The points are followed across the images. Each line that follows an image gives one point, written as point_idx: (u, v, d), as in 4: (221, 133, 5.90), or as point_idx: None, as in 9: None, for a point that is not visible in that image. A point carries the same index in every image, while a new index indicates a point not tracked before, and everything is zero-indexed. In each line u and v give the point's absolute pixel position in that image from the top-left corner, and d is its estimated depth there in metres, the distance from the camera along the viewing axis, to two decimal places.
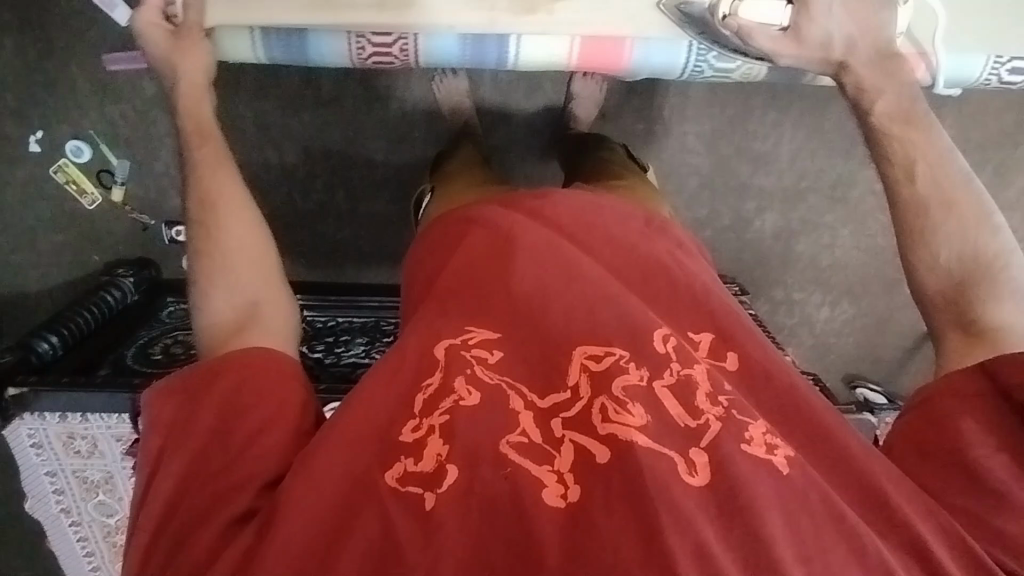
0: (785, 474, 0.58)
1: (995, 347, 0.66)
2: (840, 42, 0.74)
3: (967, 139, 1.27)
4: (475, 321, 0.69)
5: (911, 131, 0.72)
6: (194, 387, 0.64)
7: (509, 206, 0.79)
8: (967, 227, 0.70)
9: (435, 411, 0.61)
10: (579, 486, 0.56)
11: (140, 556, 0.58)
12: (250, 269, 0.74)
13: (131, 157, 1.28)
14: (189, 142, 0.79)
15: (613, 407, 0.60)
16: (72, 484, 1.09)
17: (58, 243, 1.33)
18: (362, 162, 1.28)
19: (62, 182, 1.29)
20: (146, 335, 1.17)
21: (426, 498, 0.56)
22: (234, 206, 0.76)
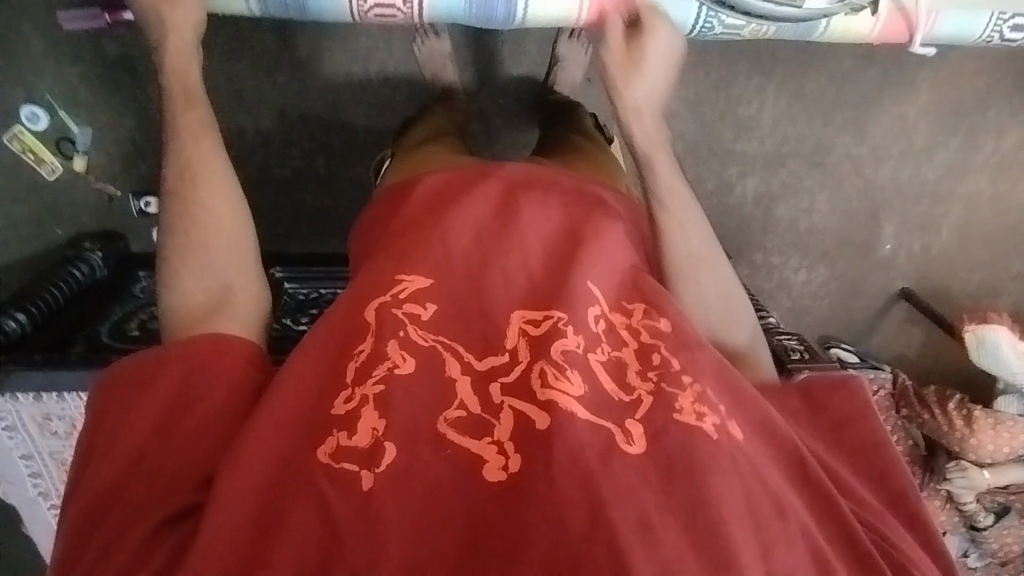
0: (715, 440, 0.57)
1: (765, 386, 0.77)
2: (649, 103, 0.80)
3: (941, 103, 1.30)
4: (406, 271, 0.68)
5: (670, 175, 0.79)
6: (136, 378, 0.61)
7: (466, 175, 0.78)
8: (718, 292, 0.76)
9: (368, 380, 0.60)
10: (519, 455, 0.55)
11: (74, 548, 0.55)
12: (224, 249, 0.70)
13: (91, 124, 1.20)
14: (172, 103, 0.75)
15: (552, 373, 0.59)
16: (50, 466, 1.05)
17: (17, 216, 1.26)
18: (341, 129, 1.24)
19: (18, 151, 1.21)
20: (120, 311, 1.12)
21: (363, 478, 0.54)
22: (214, 179, 0.73)
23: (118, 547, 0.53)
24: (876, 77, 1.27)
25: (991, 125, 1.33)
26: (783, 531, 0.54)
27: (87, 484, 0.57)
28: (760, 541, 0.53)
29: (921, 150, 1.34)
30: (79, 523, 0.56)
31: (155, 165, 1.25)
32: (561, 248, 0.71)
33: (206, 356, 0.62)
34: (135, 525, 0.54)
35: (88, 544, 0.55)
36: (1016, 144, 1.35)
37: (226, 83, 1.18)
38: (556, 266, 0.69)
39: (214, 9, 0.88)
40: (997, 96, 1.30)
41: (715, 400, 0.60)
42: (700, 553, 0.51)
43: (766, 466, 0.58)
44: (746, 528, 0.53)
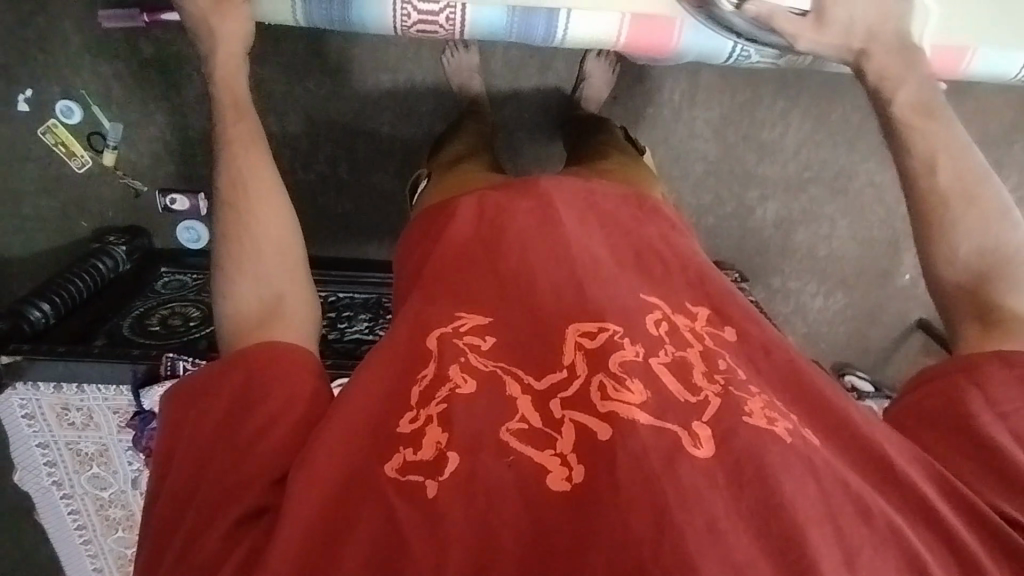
0: (790, 442, 0.57)
1: (1015, 334, 0.66)
2: (862, 31, 0.74)
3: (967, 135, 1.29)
4: (466, 308, 0.69)
5: (933, 122, 0.72)
6: (205, 386, 0.63)
7: (495, 209, 0.78)
8: (989, 221, 0.69)
9: (431, 401, 0.60)
10: (583, 466, 0.55)
11: (154, 562, 0.56)
12: (274, 255, 0.70)
13: (123, 120, 1.22)
14: (223, 115, 0.75)
15: (612, 385, 0.59)
16: (65, 456, 1.06)
17: (46, 207, 1.28)
18: (366, 135, 1.26)
19: (50, 144, 1.23)
20: (141, 306, 1.14)
21: (428, 486, 0.54)
22: (263, 189, 0.72)
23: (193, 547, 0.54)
24: None
25: (1014, 158, 1.33)
26: (868, 535, 0.53)
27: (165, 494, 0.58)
28: (843, 549, 0.51)
29: None
30: (158, 534, 0.57)
31: (183, 163, 1.27)
32: (616, 268, 0.73)
33: (266, 367, 0.63)
34: (207, 527, 0.54)
35: (167, 551, 0.56)
36: None
37: (258, 87, 1.20)
38: (601, 280, 0.70)
39: (261, 19, 0.91)
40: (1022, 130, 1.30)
41: (784, 409, 0.62)
42: (778, 559, 0.49)
43: (844, 469, 0.58)
44: (824, 534, 0.51)
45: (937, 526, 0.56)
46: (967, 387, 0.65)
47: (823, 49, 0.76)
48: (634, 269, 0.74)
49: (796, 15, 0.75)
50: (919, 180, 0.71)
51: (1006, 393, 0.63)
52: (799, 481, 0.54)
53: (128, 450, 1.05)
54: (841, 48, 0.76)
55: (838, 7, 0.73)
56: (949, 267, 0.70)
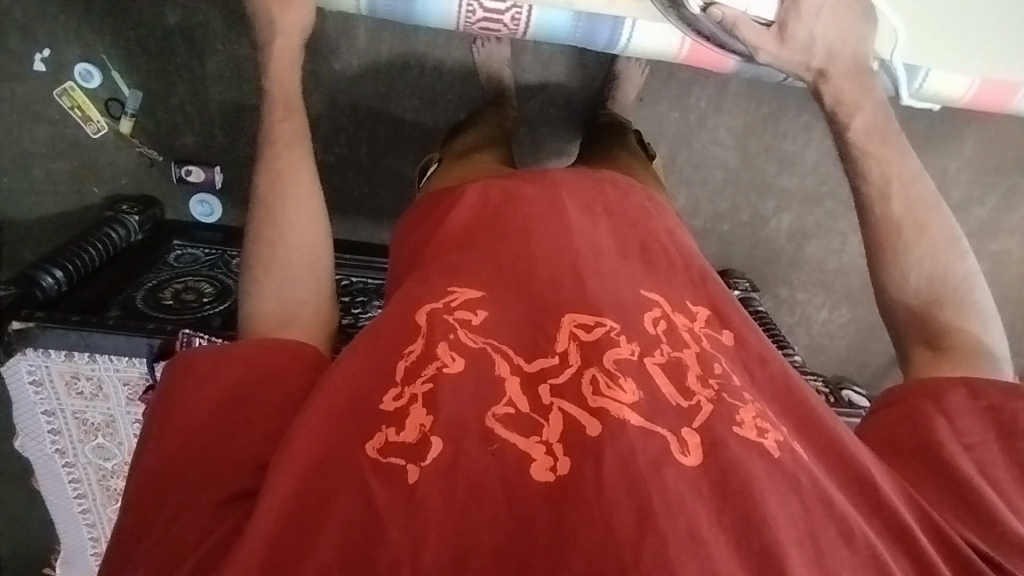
0: (776, 457, 0.56)
1: (961, 364, 0.67)
2: (822, 50, 0.73)
3: (983, 160, 1.30)
4: (458, 284, 0.67)
5: (887, 149, 0.73)
6: (203, 367, 0.59)
7: (506, 195, 0.77)
8: (938, 250, 0.71)
9: (417, 379, 0.58)
10: (569, 458, 0.52)
11: (128, 538, 0.53)
12: (304, 264, 0.66)
13: (143, 88, 1.20)
14: (272, 111, 0.71)
15: (604, 380, 0.57)
16: (70, 425, 1.05)
17: (56, 170, 1.26)
18: (389, 120, 1.24)
19: (66, 107, 1.21)
20: (154, 278, 1.12)
21: (409, 470, 0.52)
22: (301, 194, 0.68)
23: (168, 536, 0.51)
24: (924, 129, 1.26)
25: None
26: (848, 557, 0.52)
27: (147, 468, 0.55)
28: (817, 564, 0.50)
29: (957, 205, 1.34)
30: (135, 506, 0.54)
31: (201, 135, 1.25)
32: (620, 262, 0.71)
33: (265, 358, 0.60)
34: (184, 515, 0.51)
35: (147, 524, 0.53)
36: None
37: None
38: (601, 273, 0.68)
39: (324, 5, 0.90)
40: None
41: (776, 420, 0.60)
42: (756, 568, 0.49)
43: (830, 488, 0.56)
44: (802, 548, 0.51)
45: (909, 548, 0.55)
46: (934, 414, 0.64)
47: (785, 64, 0.76)
48: (639, 263, 0.72)
49: (761, 26, 0.75)
50: (873, 207, 0.72)
51: (972, 424, 0.63)
52: (778, 495, 0.53)
53: (135, 423, 1.05)
54: (800, 69, 0.76)
55: (801, 26, 0.73)
56: (900, 293, 0.71)
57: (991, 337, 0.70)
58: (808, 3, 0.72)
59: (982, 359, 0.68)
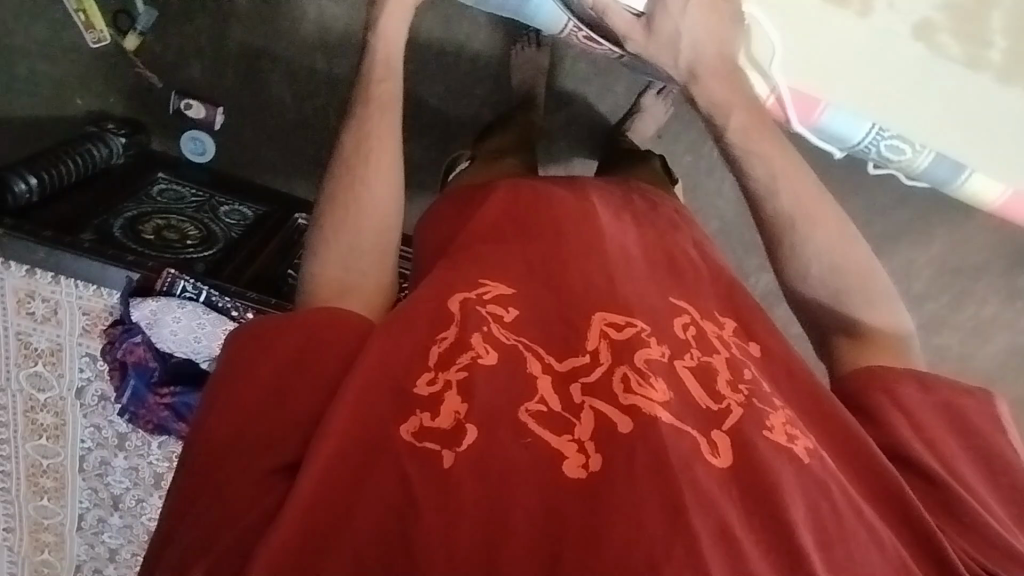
0: (807, 463, 0.50)
1: (881, 354, 0.62)
2: (688, 47, 0.69)
3: (945, 262, 1.36)
4: (489, 274, 0.59)
5: (767, 142, 0.67)
6: (262, 332, 0.54)
7: (538, 193, 0.69)
8: (834, 240, 0.65)
9: (450, 365, 0.51)
10: (601, 455, 0.46)
11: (175, 504, 0.49)
12: (371, 231, 0.62)
13: (160, 9, 1.13)
14: (370, 71, 0.68)
15: (636, 379, 0.50)
16: (11, 346, 0.97)
17: (41, 72, 1.17)
18: (411, 101, 1.22)
19: (71, 8, 1.10)
20: (134, 208, 1.04)
21: (443, 456, 0.46)
22: (374, 162, 0.64)
23: (211, 510, 0.47)
24: (900, 220, 1.32)
25: (976, 293, 1.38)
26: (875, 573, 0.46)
27: (197, 436, 0.50)
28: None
29: (914, 296, 1.39)
30: (183, 473, 0.50)
31: (209, 70, 1.17)
32: (648, 268, 0.63)
33: (317, 327, 0.53)
34: (229, 481, 0.47)
35: (191, 494, 0.48)
36: (992, 316, 1.40)
37: (316, 18, 1.12)
38: (633, 278, 0.60)
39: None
40: (991, 269, 1.36)
41: (804, 428, 0.54)
42: None
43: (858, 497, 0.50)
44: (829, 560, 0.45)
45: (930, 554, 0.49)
46: (889, 410, 0.57)
47: (656, 61, 0.73)
48: (667, 273, 0.64)
49: (631, 15, 0.72)
50: (762, 203, 0.67)
51: (926, 415, 0.57)
52: (807, 502, 0.47)
53: (83, 358, 0.97)
54: (671, 68, 0.71)
55: (665, 18, 0.69)
56: (803, 286, 0.66)
57: (902, 317, 0.65)
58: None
59: (899, 346, 0.63)
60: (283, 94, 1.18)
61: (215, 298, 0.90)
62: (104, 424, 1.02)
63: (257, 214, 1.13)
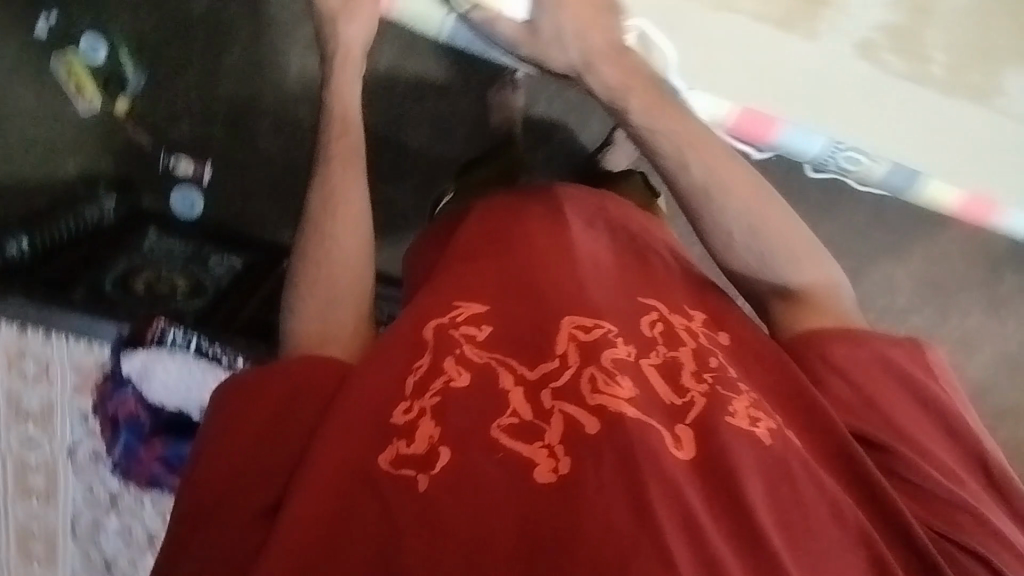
0: (768, 446, 0.52)
1: (815, 310, 0.67)
2: (574, 43, 0.65)
3: (925, 275, 1.38)
4: (464, 296, 0.62)
5: (671, 118, 0.66)
6: (249, 380, 0.55)
7: (512, 210, 0.73)
8: (751, 203, 0.66)
9: (425, 392, 0.54)
10: (569, 457, 0.49)
11: (173, 544, 0.51)
12: (347, 282, 0.65)
13: (149, 74, 1.18)
14: (330, 129, 0.71)
15: (602, 378, 0.53)
16: (2, 408, 0.98)
17: (31, 138, 1.20)
18: (393, 147, 1.26)
19: (63, 77, 1.16)
20: (125, 265, 1.07)
21: (418, 480, 0.48)
22: (352, 202, 0.68)
23: (209, 547, 0.49)
24: (875, 236, 1.36)
25: (960, 305, 1.40)
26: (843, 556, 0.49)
27: (190, 480, 0.52)
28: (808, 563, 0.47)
29: (900, 310, 1.40)
30: (178, 516, 0.51)
31: (197, 128, 1.21)
32: (615, 276, 0.66)
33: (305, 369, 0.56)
34: (225, 521, 0.50)
35: (187, 534, 0.50)
36: (979, 325, 1.41)
37: (298, 74, 1.17)
38: (598, 282, 0.64)
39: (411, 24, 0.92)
40: (970, 281, 1.38)
41: (770, 410, 0.56)
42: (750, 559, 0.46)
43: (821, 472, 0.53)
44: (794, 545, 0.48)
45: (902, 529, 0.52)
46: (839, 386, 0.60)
47: (548, 60, 0.67)
48: (638, 279, 0.67)
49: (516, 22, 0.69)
50: (676, 181, 0.66)
51: (882, 391, 0.60)
52: (767, 485, 0.50)
53: (76, 415, 0.97)
54: (562, 64, 0.66)
55: (547, 16, 0.65)
56: (731, 256, 0.67)
57: (829, 266, 0.68)
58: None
59: (829, 298, 0.67)
60: (268, 147, 1.21)
61: (205, 346, 0.90)
62: (96, 482, 1.00)
63: (245, 265, 1.13)
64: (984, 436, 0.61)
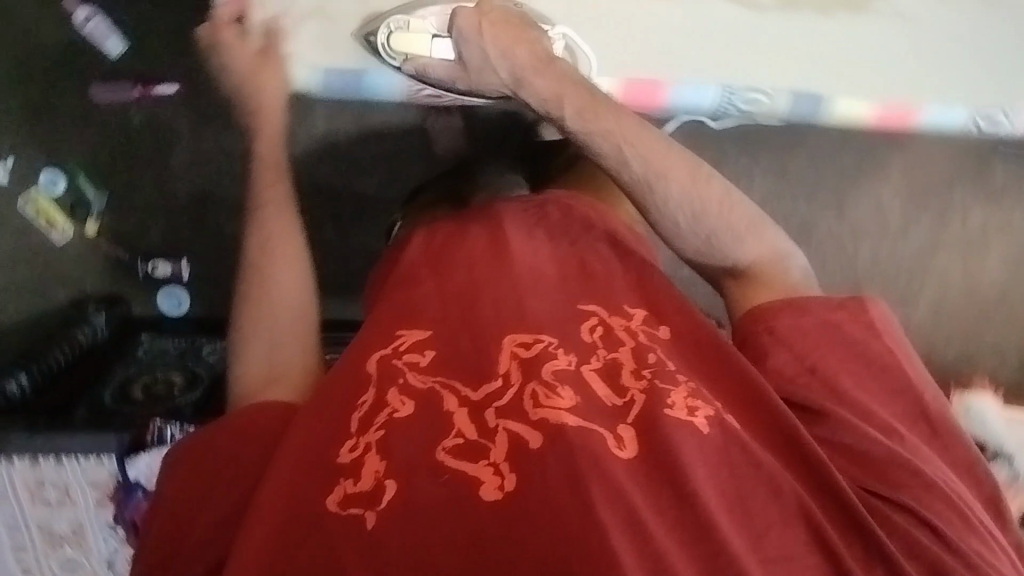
0: (706, 433, 0.59)
1: (763, 286, 0.72)
2: (502, 66, 0.73)
3: (913, 184, 1.41)
4: (405, 326, 0.67)
5: (607, 116, 0.71)
6: (201, 435, 0.61)
7: (452, 234, 0.78)
8: (691, 186, 0.72)
9: (370, 428, 0.57)
10: (515, 474, 0.52)
11: None
12: (288, 323, 0.69)
13: (108, 190, 1.22)
14: (261, 176, 0.79)
15: (542, 392, 0.58)
16: (35, 537, 1.02)
17: (20, 278, 1.25)
18: (351, 198, 1.27)
19: (33, 215, 1.23)
20: (122, 373, 1.12)
21: (366, 516, 0.51)
22: (290, 246, 0.74)
23: None
24: (853, 161, 1.39)
25: (956, 203, 1.43)
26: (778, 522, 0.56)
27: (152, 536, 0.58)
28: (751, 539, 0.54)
29: (898, 229, 1.43)
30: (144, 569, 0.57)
31: (166, 229, 1.25)
32: (556, 281, 0.71)
33: (251, 420, 0.61)
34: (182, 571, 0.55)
35: None
36: (981, 224, 1.45)
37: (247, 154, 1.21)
38: (538, 297, 0.68)
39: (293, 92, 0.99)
40: (959, 179, 1.41)
41: (709, 395, 0.63)
42: (696, 543, 0.53)
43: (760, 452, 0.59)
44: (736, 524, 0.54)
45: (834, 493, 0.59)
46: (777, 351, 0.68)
47: (486, 84, 0.76)
48: (579, 285, 0.71)
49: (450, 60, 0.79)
50: (620, 175, 0.73)
51: (820, 351, 0.67)
52: (705, 473, 0.56)
53: (105, 529, 1.00)
54: (496, 84, 0.75)
55: (471, 50, 0.74)
56: (680, 241, 0.74)
57: (773, 238, 0.74)
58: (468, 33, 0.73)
59: (776, 268, 0.73)
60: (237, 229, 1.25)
61: None
62: None
63: None
64: (925, 384, 0.67)
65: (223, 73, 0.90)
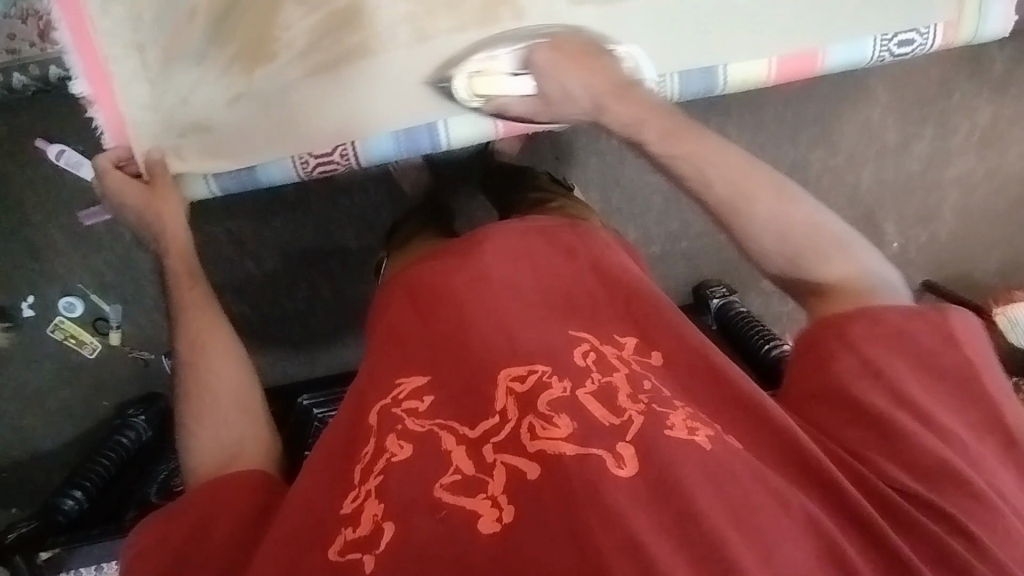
0: (708, 449, 0.58)
1: (845, 302, 0.72)
2: (580, 95, 0.81)
3: (903, 97, 1.30)
4: (404, 371, 0.66)
5: (697, 140, 0.75)
6: (179, 517, 0.63)
7: (437, 270, 0.72)
8: (776, 205, 0.73)
9: (370, 474, 0.59)
10: (512, 505, 0.54)
11: None
12: (236, 409, 0.71)
13: (121, 301, 1.31)
14: (177, 283, 0.77)
15: (539, 423, 0.57)
16: None
17: (66, 398, 1.34)
18: (339, 253, 1.30)
19: (60, 339, 1.31)
20: (165, 468, 1.21)
21: (364, 561, 0.53)
22: (219, 335, 0.75)
23: None
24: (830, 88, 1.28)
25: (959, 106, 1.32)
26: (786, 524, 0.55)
27: None
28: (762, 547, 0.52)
29: (896, 147, 1.34)
30: None
31: None
32: (544, 303, 0.69)
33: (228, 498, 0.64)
34: None
35: None
36: (992, 118, 1.34)
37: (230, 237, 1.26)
38: (525, 323, 0.66)
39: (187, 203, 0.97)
40: (956, 79, 1.31)
41: (707, 418, 0.63)
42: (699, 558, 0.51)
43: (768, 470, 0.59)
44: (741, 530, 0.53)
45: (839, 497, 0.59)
46: (838, 351, 0.69)
47: (568, 113, 0.84)
48: (564, 309, 0.69)
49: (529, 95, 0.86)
50: (704, 198, 0.75)
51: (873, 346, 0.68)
52: (702, 484, 0.55)
53: None
54: (579, 111, 0.83)
55: (552, 85, 0.83)
56: (765, 258, 0.74)
57: (861, 261, 0.74)
58: (555, 74, 0.82)
59: (859, 289, 0.72)
60: (242, 308, 1.30)
61: None
62: None
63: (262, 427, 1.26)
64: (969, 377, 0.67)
65: (118, 219, 0.86)
